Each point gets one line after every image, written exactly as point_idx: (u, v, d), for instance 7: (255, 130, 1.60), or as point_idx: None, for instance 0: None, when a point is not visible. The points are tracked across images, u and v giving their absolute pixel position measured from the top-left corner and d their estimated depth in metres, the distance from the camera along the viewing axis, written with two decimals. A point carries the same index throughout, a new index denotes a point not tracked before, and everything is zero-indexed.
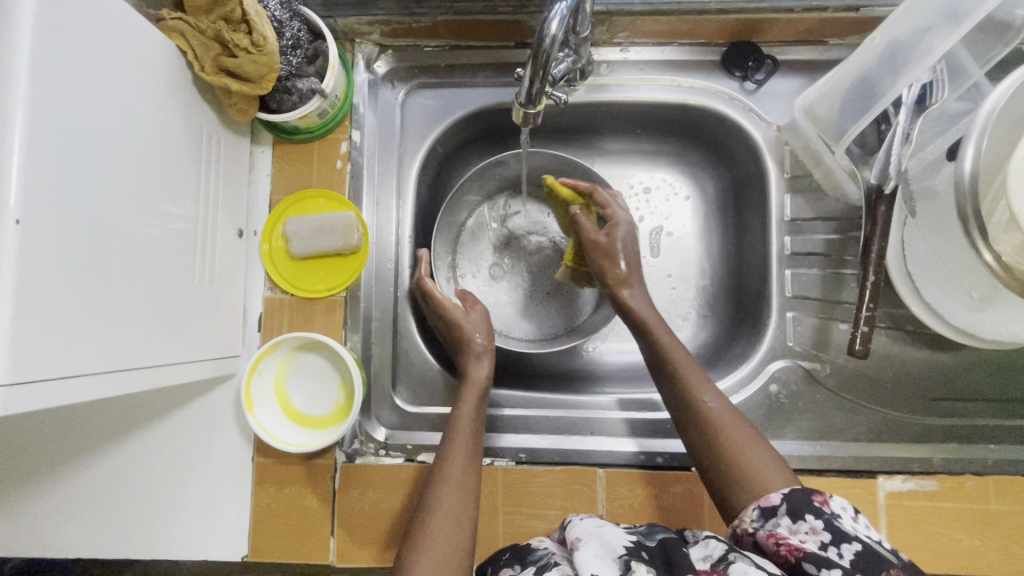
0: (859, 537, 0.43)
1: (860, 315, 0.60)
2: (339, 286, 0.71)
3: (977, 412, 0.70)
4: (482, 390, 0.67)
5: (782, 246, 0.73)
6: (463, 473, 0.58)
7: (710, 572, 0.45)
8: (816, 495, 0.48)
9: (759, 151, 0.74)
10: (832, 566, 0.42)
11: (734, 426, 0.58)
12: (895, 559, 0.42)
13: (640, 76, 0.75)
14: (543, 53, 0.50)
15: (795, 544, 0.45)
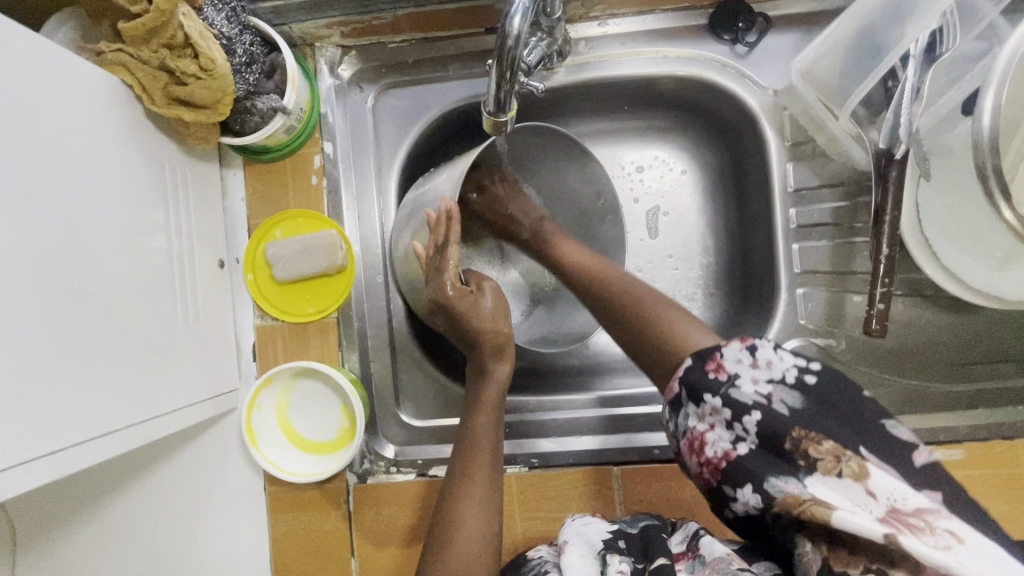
0: (756, 404, 0.40)
1: (875, 292, 0.57)
2: (329, 308, 0.69)
3: (1006, 374, 0.66)
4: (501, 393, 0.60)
5: (787, 218, 0.69)
6: (482, 481, 0.53)
7: (686, 553, 0.48)
8: (708, 362, 0.42)
9: (756, 119, 0.69)
10: (746, 482, 0.40)
11: (661, 304, 0.52)
12: (794, 408, 0.39)
13: (623, 50, 0.70)
14: (508, 52, 0.46)
15: (714, 455, 0.41)
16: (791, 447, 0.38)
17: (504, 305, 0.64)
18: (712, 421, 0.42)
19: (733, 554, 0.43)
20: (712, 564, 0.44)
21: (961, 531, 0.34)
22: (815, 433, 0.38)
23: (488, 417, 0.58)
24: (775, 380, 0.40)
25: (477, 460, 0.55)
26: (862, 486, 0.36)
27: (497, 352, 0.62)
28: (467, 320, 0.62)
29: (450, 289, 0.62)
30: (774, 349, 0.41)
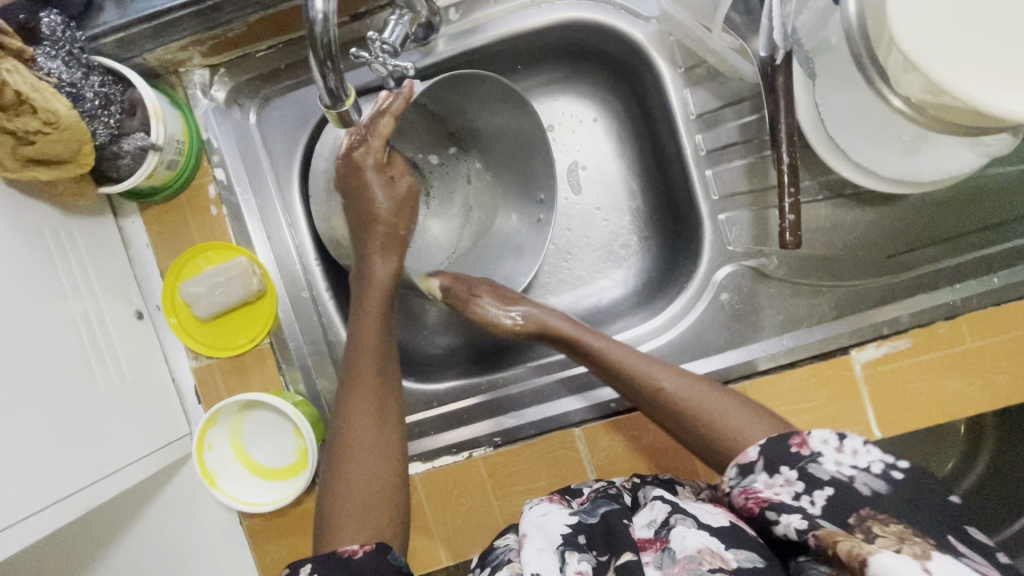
0: (833, 481, 0.42)
1: (785, 202, 0.56)
2: (259, 335, 0.68)
3: (938, 255, 0.66)
4: (384, 292, 0.64)
5: (696, 146, 0.67)
6: (372, 394, 0.60)
7: (652, 541, 0.45)
8: (793, 437, 0.46)
9: (645, 51, 0.67)
10: (793, 511, 0.43)
11: (707, 391, 0.58)
12: (876, 493, 0.41)
13: (496, 9, 0.67)
14: (321, 41, 0.46)
15: (766, 496, 0.45)
16: (855, 522, 0.40)
17: (414, 198, 0.67)
18: (780, 486, 0.45)
19: (704, 552, 0.41)
20: (681, 561, 0.41)
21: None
22: (883, 514, 0.40)
23: (372, 323, 0.63)
24: (860, 467, 0.42)
25: (363, 366, 0.61)
26: (922, 564, 0.36)
27: (385, 250, 0.64)
28: (373, 195, 0.63)
29: (369, 157, 0.62)
30: (863, 442, 0.43)
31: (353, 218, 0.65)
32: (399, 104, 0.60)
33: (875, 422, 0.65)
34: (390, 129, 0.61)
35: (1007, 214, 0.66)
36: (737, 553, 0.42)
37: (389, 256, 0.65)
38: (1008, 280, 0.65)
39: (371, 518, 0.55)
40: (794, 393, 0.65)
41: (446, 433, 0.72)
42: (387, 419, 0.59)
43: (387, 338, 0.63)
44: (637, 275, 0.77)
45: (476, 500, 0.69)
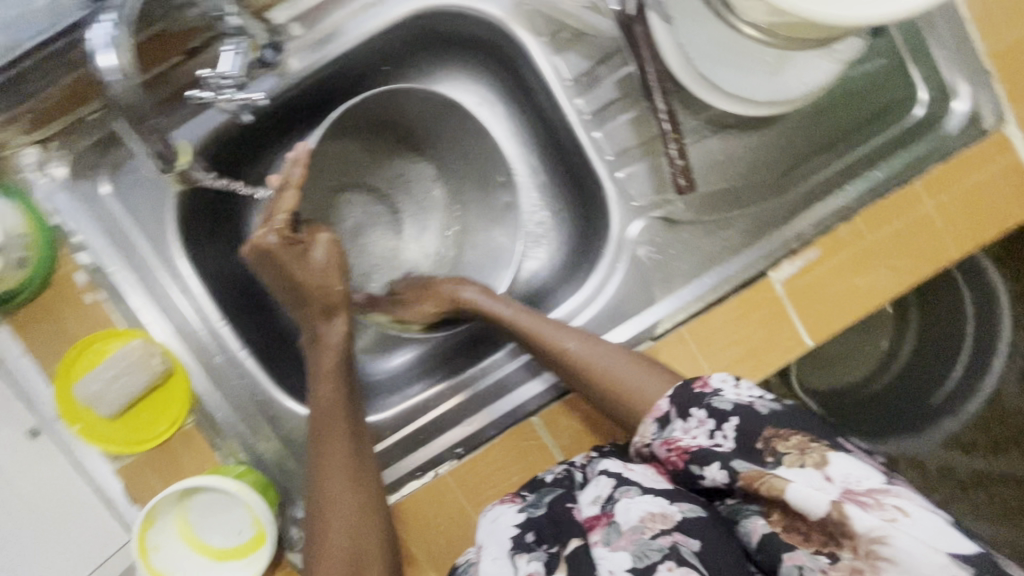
0: (736, 409, 0.49)
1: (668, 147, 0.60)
2: (179, 416, 0.63)
3: (824, 162, 0.69)
4: (340, 350, 0.60)
5: (578, 111, 0.66)
6: (343, 451, 0.56)
7: (599, 518, 0.49)
8: (697, 380, 0.52)
9: (504, 26, 0.66)
10: (713, 462, 0.49)
11: (614, 355, 0.62)
12: (775, 410, 0.48)
13: (343, 13, 0.63)
14: None
15: (686, 446, 0.50)
16: (762, 446, 0.46)
17: (342, 257, 0.60)
18: (695, 429, 0.51)
19: (644, 522, 0.46)
20: (626, 533, 0.46)
21: (907, 507, 0.40)
22: (783, 429, 0.46)
23: (332, 380, 0.59)
24: (756, 395, 0.50)
25: (331, 424, 0.57)
26: (822, 473, 0.43)
27: (329, 313, 0.60)
28: (295, 273, 0.58)
29: (275, 238, 0.57)
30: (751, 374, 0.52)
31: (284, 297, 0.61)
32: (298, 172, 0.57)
33: (804, 331, 0.67)
34: (294, 201, 0.58)
35: (875, 109, 0.69)
36: (680, 506, 0.47)
37: (339, 317, 0.60)
38: (889, 171, 0.68)
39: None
40: (728, 327, 0.67)
41: (408, 457, 0.69)
42: (364, 475, 0.56)
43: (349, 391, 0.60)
44: (559, 251, 0.76)
45: (453, 515, 0.67)
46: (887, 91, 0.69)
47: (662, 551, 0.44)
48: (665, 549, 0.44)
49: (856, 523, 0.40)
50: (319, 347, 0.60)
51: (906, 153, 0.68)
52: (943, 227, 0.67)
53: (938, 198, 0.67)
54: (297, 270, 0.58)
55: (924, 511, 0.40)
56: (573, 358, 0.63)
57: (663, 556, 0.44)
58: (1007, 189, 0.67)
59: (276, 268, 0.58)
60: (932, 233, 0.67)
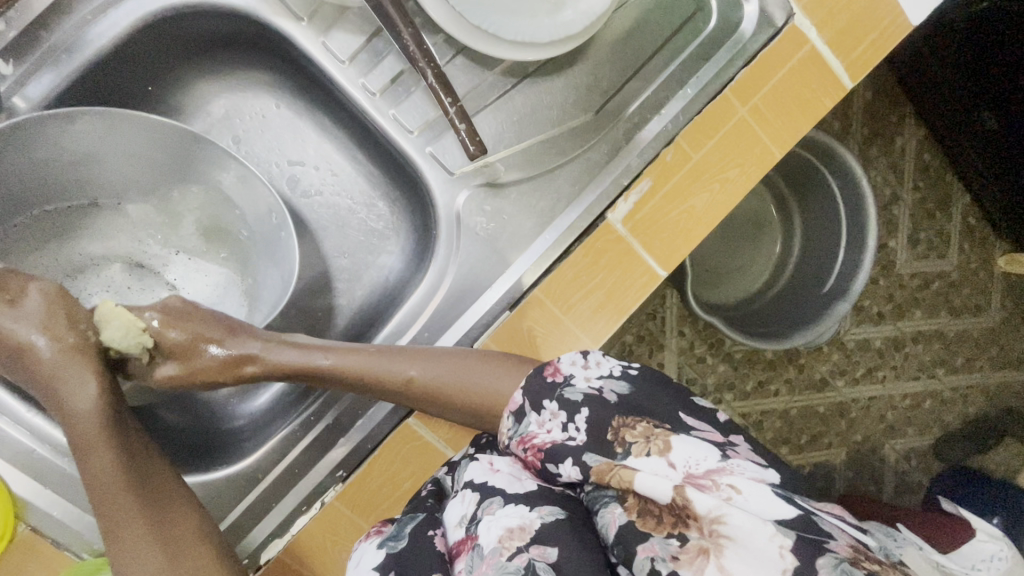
0: (586, 398, 0.47)
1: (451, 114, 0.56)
2: (7, 528, 0.56)
3: (637, 90, 0.67)
4: (98, 413, 0.55)
5: (364, 90, 0.61)
6: (143, 522, 0.54)
7: (465, 542, 0.46)
8: (549, 368, 0.51)
9: (258, 15, 0.59)
10: (566, 458, 0.46)
11: (459, 364, 0.59)
12: (620, 395, 0.48)
13: (61, 36, 0.55)
14: None
15: (541, 443, 0.47)
16: (612, 437, 0.45)
17: (70, 298, 0.59)
18: (547, 422, 0.48)
19: (504, 540, 0.43)
20: (486, 557, 0.43)
21: (739, 483, 0.40)
22: (631, 419, 0.46)
23: (101, 446, 0.55)
24: (604, 379, 0.49)
25: (119, 500, 0.54)
26: (665, 460, 0.42)
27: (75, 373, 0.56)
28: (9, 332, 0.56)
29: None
30: (602, 355, 0.51)
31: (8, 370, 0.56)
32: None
33: (655, 264, 0.67)
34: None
35: (671, 28, 0.68)
36: (540, 510, 0.45)
37: (81, 378, 0.56)
38: (702, 85, 0.66)
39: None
40: (579, 278, 0.65)
41: (287, 495, 0.64)
42: (177, 533, 0.55)
43: (129, 457, 0.56)
44: (404, 241, 0.73)
45: (351, 539, 0.64)
46: (679, 7, 0.68)
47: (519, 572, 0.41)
48: (521, 569, 0.41)
49: (697, 504, 0.39)
50: (66, 420, 0.55)
51: (712, 64, 0.66)
52: (761, 129, 0.68)
53: (750, 102, 0.67)
54: None
55: (754, 484, 0.40)
56: (410, 383, 0.59)
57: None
58: (812, 79, 0.68)
59: None
60: (751, 137, 0.68)
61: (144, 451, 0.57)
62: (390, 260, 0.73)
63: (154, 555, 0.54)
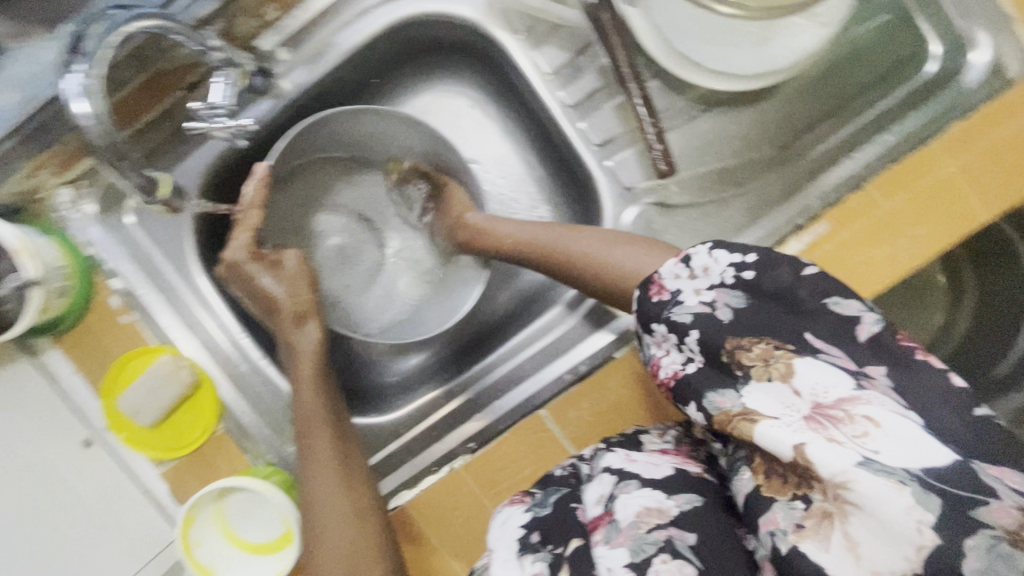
0: (696, 320, 0.46)
1: (652, 137, 0.63)
2: (211, 422, 0.68)
3: (829, 129, 0.65)
4: (315, 358, 0.63)
5: (561, 103, 0.65)
6: (329, 454, 0.58)
7: (601, 517, 0.48)
8: (654, 286, 0.49)
9: (481, 27, 0.66)
10: (691, 401, 0.46)
11: (598, 243, 0.61)
12: (737, 308, 0.45)
13: (326, 31, 0.65)
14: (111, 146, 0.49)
15: (667, 374, 0.48)
16: (728, 360, 0.44)
17: (308, 267, 0.66)
18: (665, 347, 0.48)
19: (642, 517, 0.46)
20: (623, 531, 0.46)
21: (878, 416, 0.37)
22: (745, 338, 0.44)
23: (311, 388, 0.61)
24: (716, 287, 0.46)
25: (314, 431, 0.59)
26: (789, 387, 0.41)
27: (299, 320, 0.63)
28: (263, 284, 0.63)
29: (241, 253, 0.63)
30: (709, 253, 0.46)
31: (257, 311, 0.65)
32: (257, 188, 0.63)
33: None
34: (261, 218, 0.64)
35: (879, 72, 0.67)
36: (677, 499, 0.47)
37: (309, 325, 0.64)
38: (905, 132, 0.63)
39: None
40: None
41: (424, 453, 0.73)
42: (355, 475, 0.58)
43: (329, 398, 0.62)
44: None
45: (471, 508, 0.69)
46: (890, 51, 0.67)
47: (657, 545, 0.44)
48: (660, 544, 0.44)
49: (820, 467, 0.37)
50: (293, 356, 0.62)
51: (920, 113, 0.63)
52: (972, 186, 0.60)
53: (963, 155, 0.60)
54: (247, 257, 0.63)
55: (898, 419, 0.37)
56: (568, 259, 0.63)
57: (659, 549, 0.44)
58: None
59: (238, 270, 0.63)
60: (957, 193, 0.61)
61: (338, 399, 0.63)
62: None
63: (334, 488, 0.56)
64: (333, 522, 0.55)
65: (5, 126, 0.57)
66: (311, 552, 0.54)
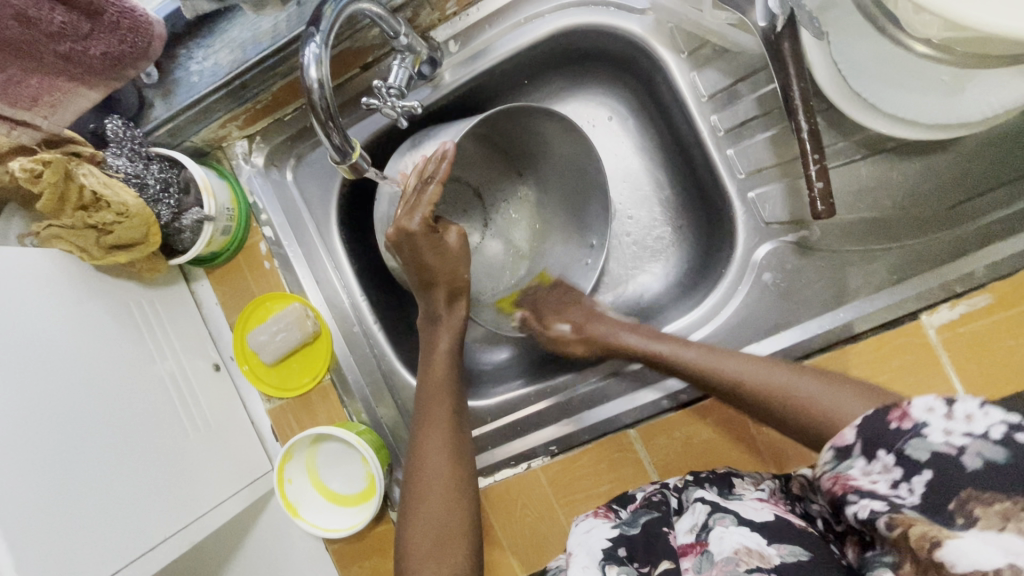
0: (935, 459, 0.37)
1: (812, 172, 0.57)
2: (321, 372, 0.74)
3: (1013, 195, 0.59)
4: (455, 335, 0.67)
5: (712, 127, 0.66)
6: (446, 425, 0.61)
7: (693, 547, 0.46)
8: (893, 410, 0.40)
9: (645, 43, 0.67)
10: (880, 513, 0.38)
11: (778, 371, 0.55)
12: (993, 464, 0.35)
13: (496, 31, 0.69)
14: (320, 105, 0.51)
15: (856, 487, 0.40)
16: (955, 507, 0.36)
17: (467, 249, 0.68)
18: (878, 473, 0.40)
19: (740, 554, 0.42)
20: (719, 565, 0.43)
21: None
22: (988, 493, 0.35)
23: (444, 362, 0.65)
24: (976, 434, 0.36)
25: (435, 400, 0.62)
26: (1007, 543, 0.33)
27: (451, 294, 0.66)
28: (427, 258, 0.65)
29: (418, 223, 0.63)
30: (979, 405, 0.37)
31: (411, 281, 0.67)
32: (445, 167, 0.61)
33: (962, 389, 0.58)
34: (437, 195, 0.63)
35: None
36: (780, 548, 0.42)
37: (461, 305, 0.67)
38: None
39: (448, 557, 0.55)
40: (861, 368, 0.60)
41: (502, 446, 0.74)
42: (461, 452, 0.61)
43: (456, 373, 0.65)
44: (676, 268, 0.76)
45: (541, 510, 0.70)
46: None
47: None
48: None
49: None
50: (437, 327, 0.67)
51: None
52: None
53: None
54: (424, 231, 0.63)
55: None
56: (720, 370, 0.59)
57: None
58: None
59: (416, 245, 0.64)
60: None
61: (462, 376, 0.66)
62: (654, 280, 0.77)
63: (443, 458, 0.60)
64: (433, 492, 0.58)
65: (212, 81, 0.63)
66: (408, 511, 0.58)
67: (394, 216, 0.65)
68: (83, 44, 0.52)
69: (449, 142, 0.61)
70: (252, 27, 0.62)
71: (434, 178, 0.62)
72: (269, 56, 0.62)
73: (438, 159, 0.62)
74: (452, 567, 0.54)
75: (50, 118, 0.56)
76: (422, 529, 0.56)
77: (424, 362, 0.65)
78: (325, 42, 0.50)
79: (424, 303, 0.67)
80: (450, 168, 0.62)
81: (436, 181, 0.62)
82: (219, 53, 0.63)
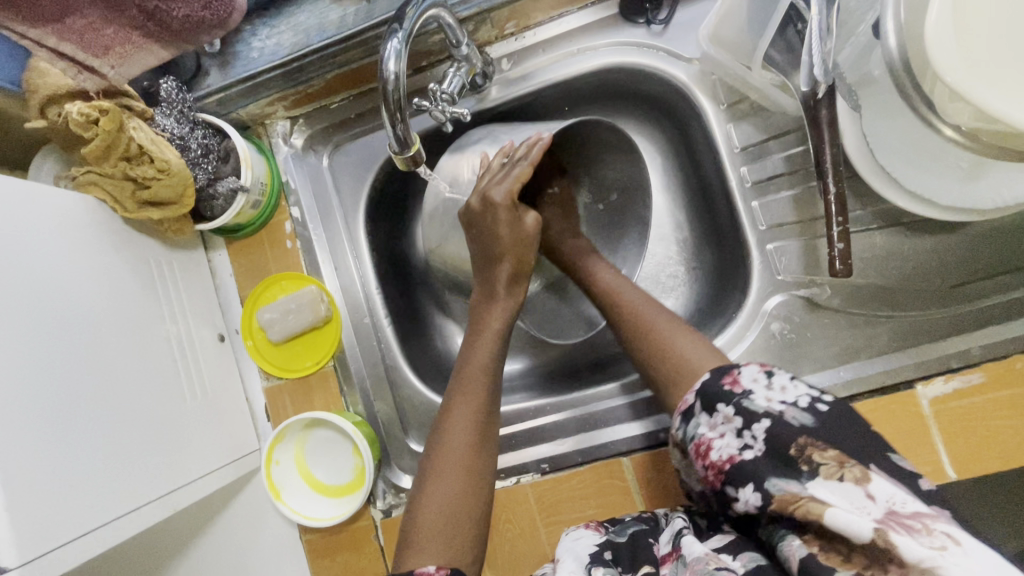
0: (768, 413, 0.42)
1: (834, 233, 0.60)
2: (324, 358, 0.74)
3: (1011, 284, 0.62)
4: (507, 316, 0.67)
5: (741, 178, 0.69)
6: (477, 404, 0.61)
7: (670, 555, 0.48)
8: (726, 376, 0.46)
9: (688, 90, 0.70)
10: (749, 481, 0.43)
11: (670, 326, 0.59)
12: (807, 425, 0.41)
13: (548, 56, 0.72)
14: (389, 96, 0.52)
15: (719, 457, 0.44)
16: (795, 452, 0.41)
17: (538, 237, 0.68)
18: (722, 429, 0.44)
19: (709, 554, 0.44)
20: (690, 565, 0.44)
21: (958, 534, 0.34)
22: (820, 441, 0.40)
23: (487, 343, 0.65)
24: (789, 402, 0.43)
25: (471, 377, 0.63)
26: (861, 490, 0.38)
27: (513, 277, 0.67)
28: (501, 231, 0.65)
29: (504, 197, 0.64)
30: (790, 378, 0.44)
31: (477, 254, 0.67)
32: (537, 152, 0.64)
33: (948, 461, 0.59)
34: (527, 175, 0.63)
35: None
36: (741, 557, 0.44)
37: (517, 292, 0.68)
38: None
39: (451, 543, 0.53)
40: None
41: None
42: (487, 436, 0.60)
43: (499, 357, 0.65)
44: (685, 305, 0.78)
45: (523, 527, 0.70)
46: None
47: None
48: None
49: (904, 551, 0.35)
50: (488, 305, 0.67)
51: None
52: None
53: None
54: (502, 208, 0.64)
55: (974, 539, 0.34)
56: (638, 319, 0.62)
57: None
58: None
59: (484, 218, 0.65)
60: None
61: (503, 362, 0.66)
62: None
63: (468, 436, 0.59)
64: (450, 472, 0.57)
65: (272, 59, 0.65)
66: (422, 482, 0.57)
67: (478, 188, 0.66)
68: (168, 5, 0.55)
69: (546, 133, 0.65)
70: (319, 14, 0.64)
71: (524, 162, 0.64)
72: (331, 45, 0.64)
73: (528, 148, 0.65)
74: (454, 554, 0.53)
75: (116, 69, 0.58)
76: (433, 501, 0.55)
77: (471, 340, 0.66)
78: (403, 39, 0.52)
79: (485, 276, 0.67)
80: (537, 156, 0.63)
81: (525, 162, 0.64)
82: (283, 34, 0.65)
